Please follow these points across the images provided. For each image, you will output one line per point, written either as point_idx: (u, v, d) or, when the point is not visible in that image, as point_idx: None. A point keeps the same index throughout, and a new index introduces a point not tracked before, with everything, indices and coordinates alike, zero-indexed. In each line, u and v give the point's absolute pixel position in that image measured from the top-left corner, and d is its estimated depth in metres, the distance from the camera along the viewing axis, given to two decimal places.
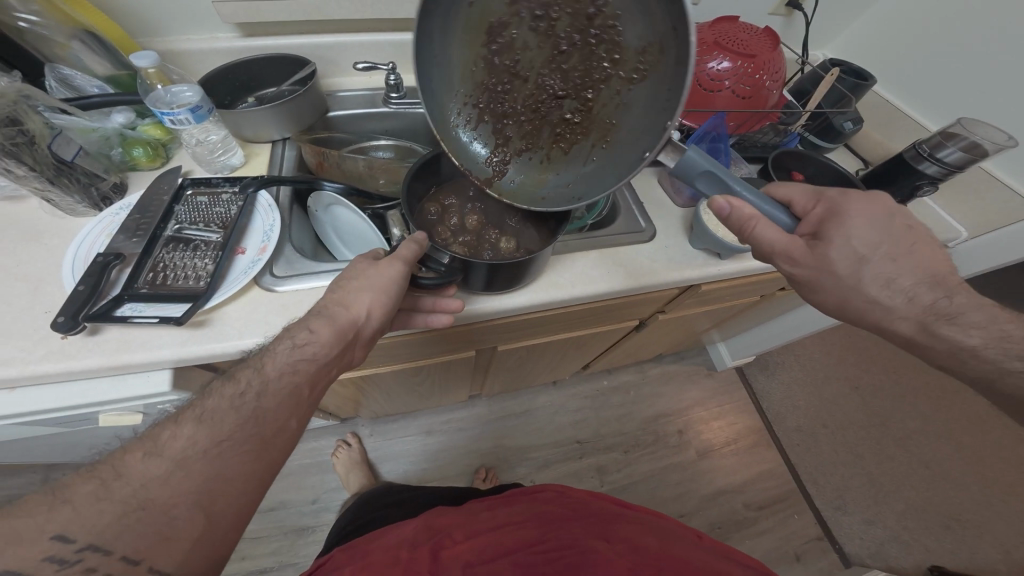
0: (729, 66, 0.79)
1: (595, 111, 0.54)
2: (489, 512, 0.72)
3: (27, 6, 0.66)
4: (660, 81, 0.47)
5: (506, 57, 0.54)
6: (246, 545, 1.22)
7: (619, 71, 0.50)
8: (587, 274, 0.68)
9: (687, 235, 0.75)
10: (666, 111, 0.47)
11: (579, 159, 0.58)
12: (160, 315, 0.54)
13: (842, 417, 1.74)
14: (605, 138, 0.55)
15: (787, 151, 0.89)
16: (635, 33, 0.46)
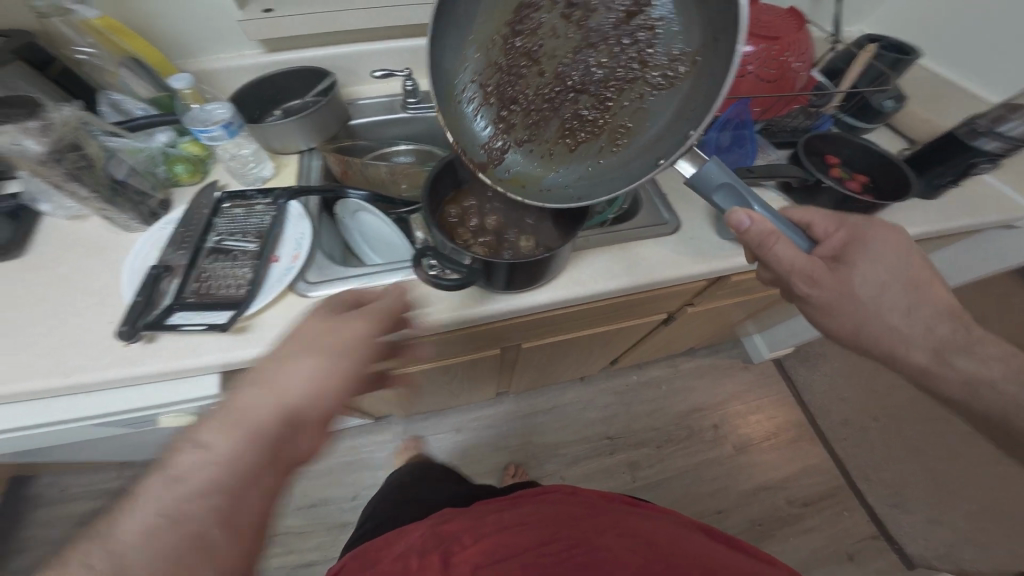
0: (752, 50, 0.75)
1: (610, 112, 0.57)
2: (496, 513, 0.71)
3: (84, 39, 0.74)
4: (687, 90, 0.51)
5: (533, 44, 0.56)
6: (292, 538, 1.29)
7: (647, 74, 0.53)
8: (610, 270, 0.67)
9: (713, 225, 0.73)
10: (691, 119, 0.50)
11: (583, 157, 0.59)
12: (206, 322, 0.58)
13: (894, 409, 1.64)
14: (616, 142, 0.57)
15: (820, 134, 0.84)
16: (672, 41, 0.50)
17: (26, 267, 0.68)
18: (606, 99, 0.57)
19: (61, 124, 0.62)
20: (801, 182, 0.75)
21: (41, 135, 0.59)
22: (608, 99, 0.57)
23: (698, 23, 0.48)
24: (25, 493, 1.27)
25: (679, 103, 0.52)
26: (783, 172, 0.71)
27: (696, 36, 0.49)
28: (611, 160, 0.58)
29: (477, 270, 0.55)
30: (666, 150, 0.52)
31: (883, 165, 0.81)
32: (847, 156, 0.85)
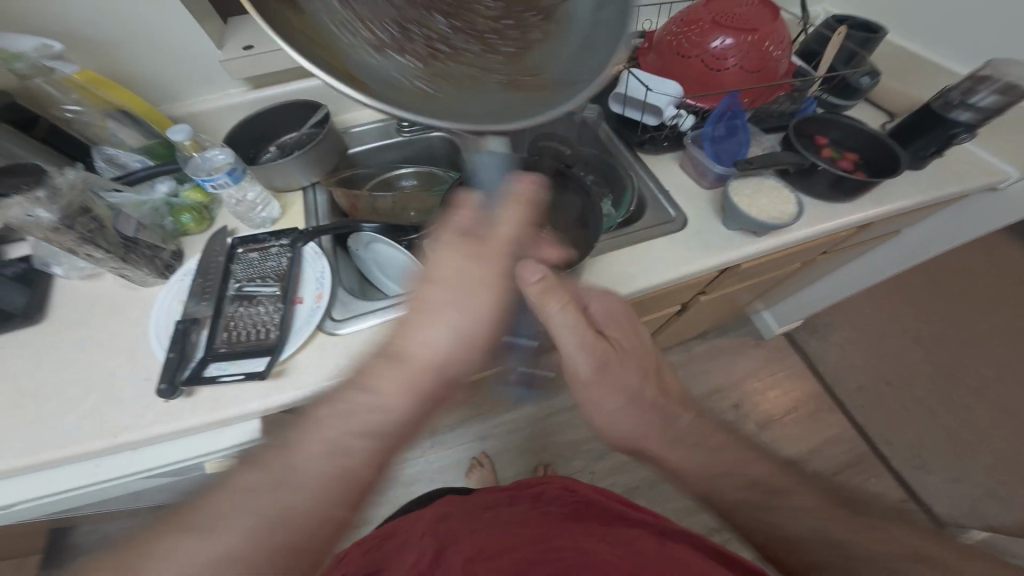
0: (732, 42, 0.76)
1: (442, 61, 0.47)
2: (493, 516, 0.82)
3: (69, 96, 0.71)
4: (522, 100, 0.44)
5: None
6: None
7: (504, 68, 0.48)
8: (625, 274, 0.67)
9: (717, 216, 0.74)
10: (500, 114, 0.42)
11: (392, 66, 0.44)
12: (246, 370, 0.60)
13: (909, 371, 1.66)
14: (436, 85, 0.45)
15: (806, 117, 0.86)
16: (544, 55, 0.49)
17: (53, 330, 0.69)
18: (452, 52, 0.48)
19: (68, 189, 0.60)
20: (797, 167, 0.76)
21: (50, 202, 0.58)
22: (453, 52, 0.48)
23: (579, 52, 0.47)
24: (65, 543, 1.29)
25: (508, 100, 0.45)
26: (778, 161, 0.72)
27: (566, 65, 0.46)
28: (398, 80, 0.43)
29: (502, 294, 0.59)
30: (462, 117, 0.42)
31: (865, 141, 0.85)
32: (836, 136, 0.88)
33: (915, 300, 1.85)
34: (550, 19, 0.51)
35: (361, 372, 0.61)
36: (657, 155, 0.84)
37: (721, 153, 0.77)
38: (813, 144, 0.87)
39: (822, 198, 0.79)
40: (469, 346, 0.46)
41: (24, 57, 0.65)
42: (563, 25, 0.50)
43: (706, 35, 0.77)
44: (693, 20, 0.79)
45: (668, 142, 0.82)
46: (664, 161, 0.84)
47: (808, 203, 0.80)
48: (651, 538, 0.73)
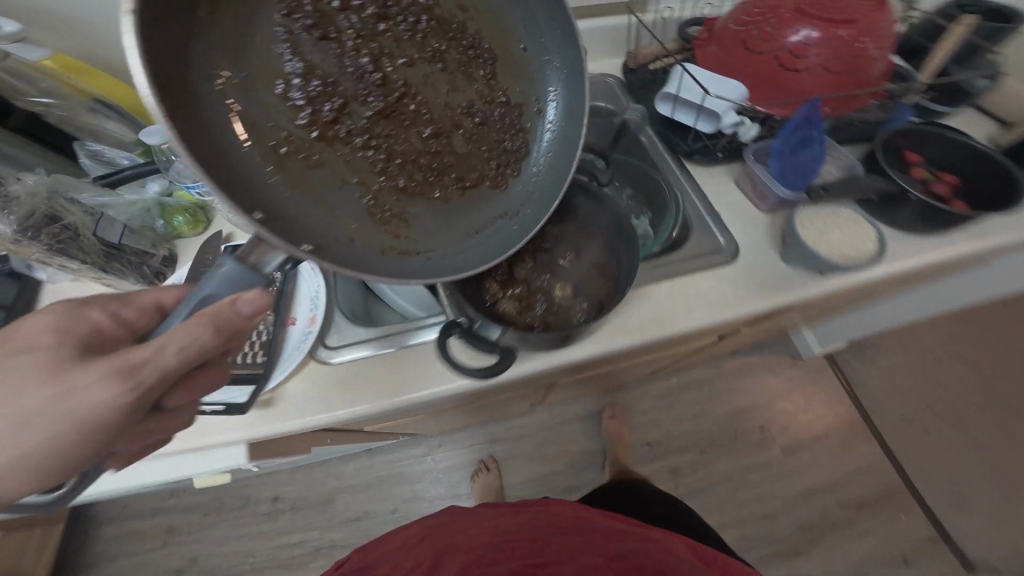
0: (817, 36, 0.62)
1: (332, 143, 0.38)
2: (499, 519, 0.75)
3: (38, 86, 0.61)
4: (361, 236, 0.40)
5: (427, 44, 0.42)
6: (337, 551, 1.33)
7: (389, 185, 0.42)
8: (659, 315, 0.57)
9: (777, 249, 0.63)
10: (320, 236, 0.37)
11: (272, 109, 0.35)
12: (226, 401, 0.53)
13: (959, 402, 1.51)
14: (295, 165, 0.37)
15: (902, 129, 0.73)
16: (444, 211, 0.45)
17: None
18: (364, 145, 0.40)
19: (28, 198, 0.55)
20: (882, 193, 0.64)
21: (5, 213, 0.53)
22: (365, 145, 0.40)
23: (480, 238, 0.46)
24: (85, 512, 1.35)
25: (358, 233, 0.40)
26: (858, 188, 0.61)
27: (439, 252, 0.44)
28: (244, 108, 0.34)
29: (506, 350, 0.50)
30: (282, 231, 0.34)
31: (971, 166, 0.71)
32: (931, 154, 0.74)
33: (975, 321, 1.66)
34: (503, 188, 0.47)
35: (353, 409, 0.55)
36: (708, 168, 0.72)
37: (790, 168, 0.65)
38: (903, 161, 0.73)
39: (905, 227, 0.67)
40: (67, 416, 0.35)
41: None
42: (508, 199, 0.48)
43: (786, 25, 0.64)
44: (769, 5, 0.65)
45: (723, 153, 0.71)
46: (717, 175, 0.72)
47: (890, 235, 0.67)
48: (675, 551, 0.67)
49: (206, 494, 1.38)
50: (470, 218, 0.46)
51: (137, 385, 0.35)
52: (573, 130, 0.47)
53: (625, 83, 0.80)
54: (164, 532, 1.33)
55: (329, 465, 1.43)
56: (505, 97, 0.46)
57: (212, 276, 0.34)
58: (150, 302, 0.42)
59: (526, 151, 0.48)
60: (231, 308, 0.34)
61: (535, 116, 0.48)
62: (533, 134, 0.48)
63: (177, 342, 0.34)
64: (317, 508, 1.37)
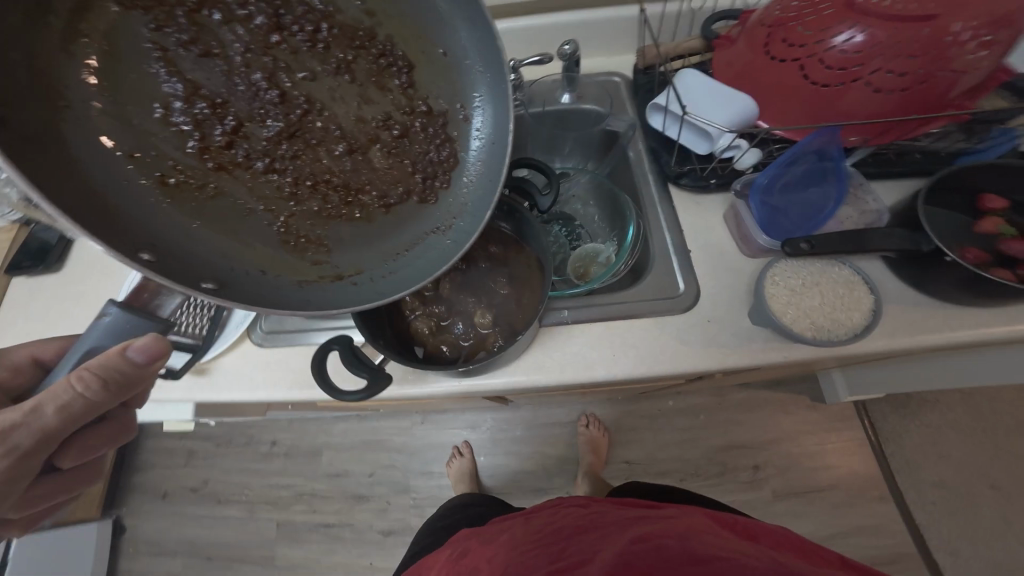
0: (869, 42, 0.49)
1: (233, 169, 0.41)
2: (508, 530, 0.73)
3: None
4: (277, 265, 0.42)
5: (331, 56, 0.43)
6: (318, 500, 1.45)
7: (303, 208, 0.43)
8: (586, 356, 0.53)
9: (747, 303, 0.54)
10: (230, 267, 0.40)
11: (167, 145, 0.38)
12: (165, 365, 0.58)
13: (1011, 481, 1.28)
14: (191, 195, 0.39)
15: (985, 163, 0.55)
16: (366, 230, 0.45)
17: (61, 281, 0.69)
18: (267, 168, 0.42)
19: None
20: (900, 252, 0.52)
21: None
22: (269, 167, 0.42)
23: (408, 258, 0.46)
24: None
25: (276, 266, 0.42)
26: (862, 245, 0.49)
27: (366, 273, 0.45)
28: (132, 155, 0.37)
29: (382, 373, 0.44)
30: (173, 271, 0.37)
31: None
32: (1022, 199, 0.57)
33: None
34: (435, 203, 0.47)
35: (270, 393, 0.58)
36: (696, 196, 0.61)
37: (791, 206, 0.55)
38: (975, 206, 0.58)
39: (933, 292, 0.55)
40: None
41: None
42: (437, 214, 0.47)
43: (833, 23, 0.51)
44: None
45: (717, 181, 0.60)
46: (701, 204, 0.61)
47: (903, 303, 0.56)
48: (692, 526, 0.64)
49: (217, 428, 1.55)
50: (395, 235, 0.46)
51: (9, 448, 0.38)
52: (501, 136, 0.46)
53: (634, 84, 0.71)
54: (186, 454, 1.53)
55: (322, 421, 1.53)
56: (427, 106, 0.46)
57: (98, 326, 0.39)
58: (23, 358, 0.46)
59: (457, 160, 0.48)
60: (122, 357, 0.37)
61: (462, 123, 0.47)
62: (461, 143, 0.47)
63: (54, 400, 0.37)
64: (306, 458, 1.49)
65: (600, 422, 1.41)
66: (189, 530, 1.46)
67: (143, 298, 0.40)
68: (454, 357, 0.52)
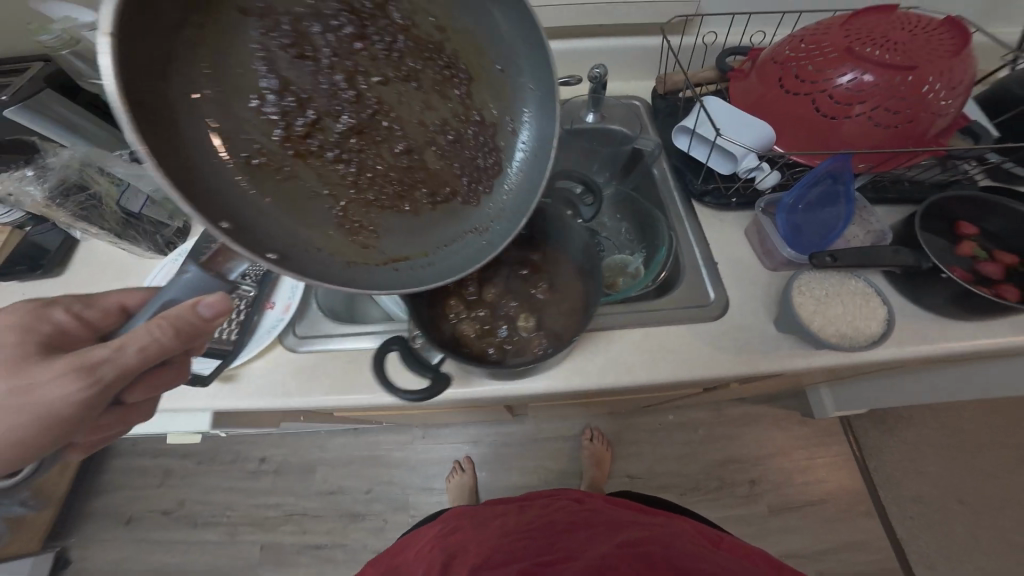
0: (867, 84, 0.56)
1: (306, 157, 0.40)
2: (501, 518, 0.75)
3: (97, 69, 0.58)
4: (335, 246, 0.42)
5: (403, 64, 0.42)
6: (309, 520, 1.38)
7: (361, 197, 0.43)
8: (624, 362, 0.56)
9: (771, 313, 0.58)
10: (294, 245, 0.40)
11: (247, 128, 0.37)
12: (192, 370, 0.56)
13: (997, 496, 1.31)
14: (269, 180, 0.39)
15: (961, 193, 0.62)
16: (412, 223, 0.46)
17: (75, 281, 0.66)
18: (336, 159, 0.41)
19: (57, 167, 0.57)
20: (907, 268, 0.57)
21: (38, 180, 0.56)
22: (337, 159, 0.41)
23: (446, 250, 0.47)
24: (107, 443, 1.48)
25: (330, 245, 0.42)
26: (876, 260, 0.53)
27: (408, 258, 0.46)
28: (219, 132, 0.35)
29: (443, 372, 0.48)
30: (248, 241, 0.37)
31: None
32: (993, 227, 0.63)
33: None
34: (476, 205, 0.48)
35: (305, 399, 0.56)
36: (718, 213, 0.66)
37: (808, 226, 0.60)
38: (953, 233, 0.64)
39: (929, 306, 0.59)
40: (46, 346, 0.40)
41: (50, 28, 0.54)
42: (478, 216, 0.48)
43: (833, 67, 0.57)
44: (817, 41, 0.58)
45: (738, 200, 0.64)
46: (724, 221, 0.66)
47: (910, 314, 0.59)
48: (677, 536, 0.69)
49: (205, 444, 1.47)
50: (440, 231, 0.47)
51: (94, 380, 0.38)
52: (545, 153, 0.46)
53: (653, 107, 0.76)
54: (163, 473, 1.44)
55: (316, 436, 1.47)
56: (481, 117, 0.46)
57: (178, 281, 0.38)
58: (112, 303, 0.44)
59: (501, 167, 0.48)
60: (193, 311, 0.37)
61: (510, 136, 0.47)
62: (506, 153, 0.47)
63: (137, 342, 0.37)
64: (299, 475, 1.43)
65: (603, 436, 1.41)
66: (159, 557, 1.35)
67: (221, 259, 0.38)
68: (499, 359, 0.53)
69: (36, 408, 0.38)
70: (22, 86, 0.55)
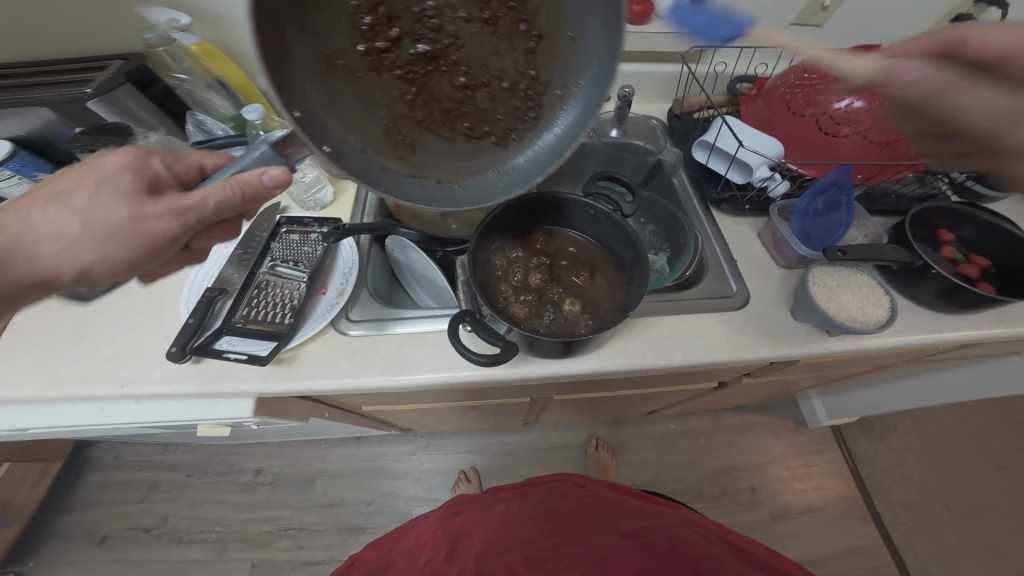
0: (861, 108, 0.64)
1: (379, 69, 0.44)
2: (503, 504, 0.75)
3: (180, 64, 0.70)
4: (376, 151, 0.46)
5: (484, 6, 0.43)
6: (305, 535, 1.31)
7: (411, 113, 0.47)
8: (661, 346, 0.61)
9: (787, 304, 0.65)
10: (343, 140, 0.44)
11: (339, 28, 0.41)
12: (249, 351, 0.57)
13: (979, 501, 1.39)
14: (342, 76, 0.42)
15: (938, 203, 0.72)
16: (446, 150, 0.49)
17: None
18: (402, 77, 0.45)
19: None
20: (903, 265, 0.64)
21: None
22: (402, 78, 0.45)
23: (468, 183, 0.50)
24: (86, 455, 1.39)
25: (372, 144, 0.46)
26: (880, 256, 0.60)
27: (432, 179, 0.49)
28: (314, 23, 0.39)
29: (511, 344, 0.52)
30: (310, 128, 0.41)
31: (1009, 253, 0.69)
32: (966, 235, 0.73)
33: (1018, 422, 1.51)
34: (505, 152, 0.50)
35: (359, 378, 0.59)
36: (733, 219, 0.74)
37: (813, 229, 0.67)
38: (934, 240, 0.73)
39: (923, 302, 0.66)
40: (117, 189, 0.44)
41: (155, 28, 0.65)
42: (505, 164, 0.50)
43: (831, 93, 0.66)
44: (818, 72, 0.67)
45: (751, 206, 0.72)
46: (740, 226, 0.73)
47: (906, 308, 0.67)
48: (678, 522, 0.71)
49: (195, 455, 1.40)
50: (466, 163, 0.49)
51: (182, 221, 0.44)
52: (583, 126, 0.45)
53: (668, 126, 0.84)
54: (147, 486, 1.36)
55: (317, 446, 1.43)
56: (536, 74, 0.45)
57: (253, 153, 0.44)
58: (194, 163, 0.49)
59: (541, 126, 0.48)
60: (259, 178, 0.42)
61: (557, 100, 0.46)
62: (550, 116, 0.47)
63: (214, 198, 0.44)
64: (297, 487, 1.37)
65: (608, 445, 1.43)
66: None
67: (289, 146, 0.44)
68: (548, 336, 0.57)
69: (141, 233, 0.44)
70: (104, 81, 0.63)
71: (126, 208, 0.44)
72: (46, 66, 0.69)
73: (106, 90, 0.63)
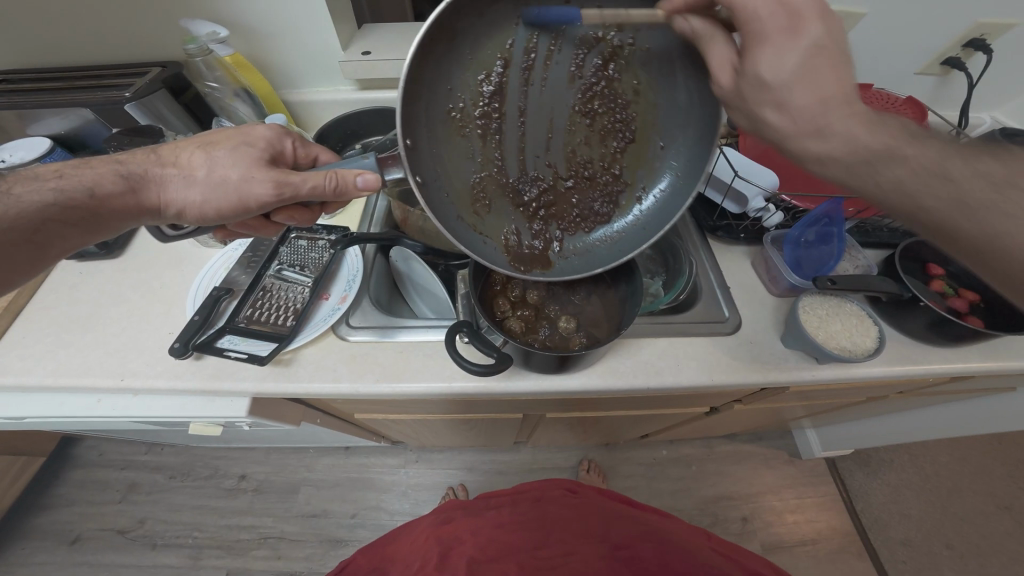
0: None
1: (483, 131, 0.49)
2: (494, 510, 0.74)
3: (213, 73, 0.73)
4: (459, 201, 0.50)
5: (589, 103, 0.49)
6: (285, 545, 1.28)
7: (498, 176, 0.52)
8: (652, 366, 0.62)
9: (777, 331, 0.66)
10: (435, 183, 0.48)
11: (465, 92, 0.47)
12: (249, 351, 0.59)
13: (977, 542, 1.36)
14: (452, 130, 0.48)
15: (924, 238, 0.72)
16: (517, 214, 0.54)
17: (131, 264, 0.70)
18: (500, 144, 0.50)
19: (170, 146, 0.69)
20: (892, 298, 0.66)
21: None
22: (501, 145, 0.50)
23: (529, 244, 0.55)
24: (70, 452, 1.37)
25: (456, 193, 0.50)
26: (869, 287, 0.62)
27: (496, 240, 0.53)
28: (450, 86, 0.46)
29: (505, 355, 0.53)
30: (416, 163, 0.46)
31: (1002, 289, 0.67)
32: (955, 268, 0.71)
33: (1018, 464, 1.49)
34: (570, 227, 0.55)
35: (355, 382, 0.59)
36: (728, 247, 0.76)
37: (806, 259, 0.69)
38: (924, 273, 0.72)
39: (912, 335, 0.67)
40: (242, 160, 0.52)
41: (195, 39, 0.68)
42: (567, 242, 0.56)
43: None
44: None
45: (746, 235, 0.75)
46: (735, 254, 0.76)
47: (895, 340, 0.68)
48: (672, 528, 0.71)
49: (181, 457, 1.39)
50: (531, 226, 0.54)
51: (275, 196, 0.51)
52: (652, 227, 0.52)
53: None
54: (127, 487, 1.33)
55: (305, 454, 1.41)
56: (618, 173, 0.53)
57: (359, 160, 0.48)
58: (312, 155, 0.59)
59: (609, 217, 0.55)
60: (359, 175, 0.47)
61: (633, 199, 0.54)
62: (621, 209, 0.55)
63: (312, 181, 0.49)
64: (280, 496, 1.35)
65: (598, 467, 1.42)
66: None
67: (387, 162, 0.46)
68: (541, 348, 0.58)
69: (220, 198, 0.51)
70: (142, 86, 0.67)
71: (223, 173, 0.51)
72: (86, 71, 0.74)
73: (143, 95, 0.67)
